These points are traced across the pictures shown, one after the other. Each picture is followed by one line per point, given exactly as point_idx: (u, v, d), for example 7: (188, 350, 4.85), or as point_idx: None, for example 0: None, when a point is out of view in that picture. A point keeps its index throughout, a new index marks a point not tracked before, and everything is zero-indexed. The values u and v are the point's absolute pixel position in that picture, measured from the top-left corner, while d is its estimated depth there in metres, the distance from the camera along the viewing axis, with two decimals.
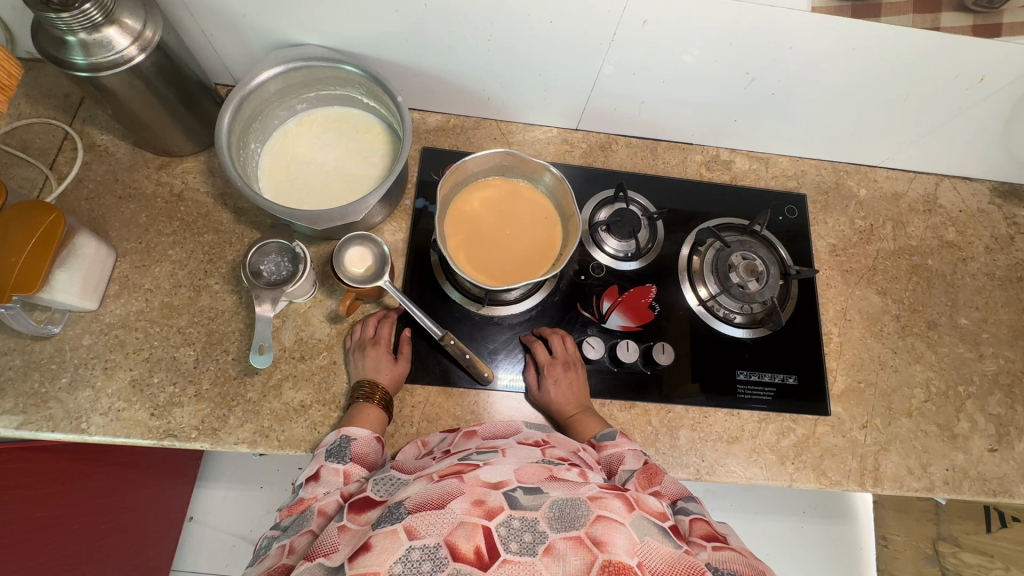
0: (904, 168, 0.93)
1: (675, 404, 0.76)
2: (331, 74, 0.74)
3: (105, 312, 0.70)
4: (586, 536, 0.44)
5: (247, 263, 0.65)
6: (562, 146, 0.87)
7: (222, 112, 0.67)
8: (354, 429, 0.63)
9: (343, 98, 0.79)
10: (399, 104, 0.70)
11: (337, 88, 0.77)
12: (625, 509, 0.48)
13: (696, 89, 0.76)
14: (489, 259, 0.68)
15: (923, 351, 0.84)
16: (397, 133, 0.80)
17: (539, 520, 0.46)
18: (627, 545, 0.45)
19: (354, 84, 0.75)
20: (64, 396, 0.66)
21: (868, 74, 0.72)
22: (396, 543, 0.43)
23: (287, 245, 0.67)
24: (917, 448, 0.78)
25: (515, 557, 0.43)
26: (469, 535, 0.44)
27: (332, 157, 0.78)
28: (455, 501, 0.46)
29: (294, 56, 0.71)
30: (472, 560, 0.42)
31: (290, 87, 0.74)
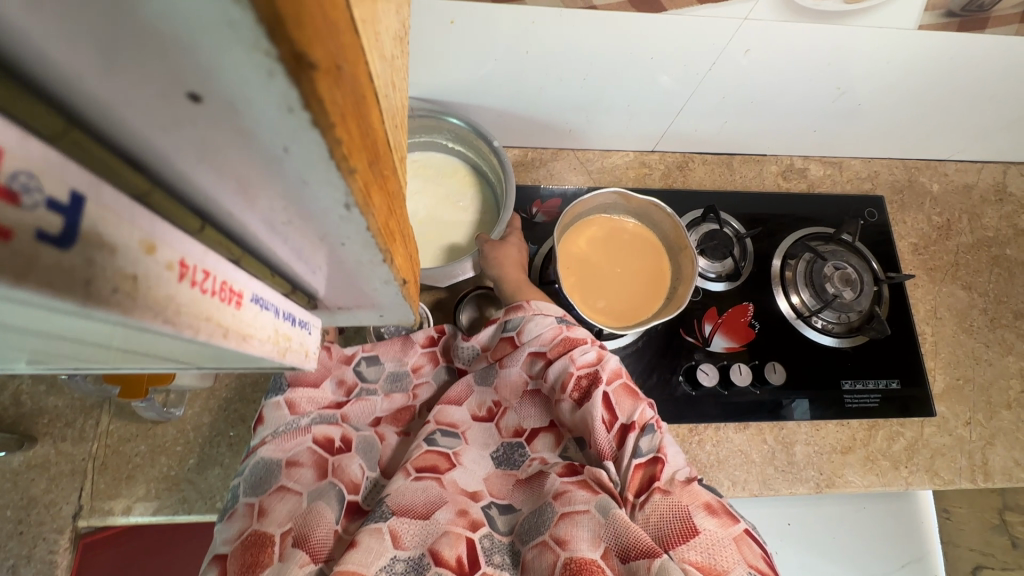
0: (973, 159, 0.93)
1: (787, 421, 0.77)
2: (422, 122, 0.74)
3: (220, 386, 0.69)
4: (550, 539, 0.52)
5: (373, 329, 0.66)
6: (640, 169, 0.86)
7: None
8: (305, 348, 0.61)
9: (425, 144, 0.79)
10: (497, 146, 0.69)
11: (421, 135, 0.77)
12: (589, 497, 0.54)
13: (782, 104, 0.76)
14: (602, 299, 0.69)
15: (1013, 341, 0.85)
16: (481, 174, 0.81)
17: (512, 541, 0.55)
18: (590, 538, 0.50)
19: (445, 129, 0.75)
20: (195, 477, 0.66)
21: (961, 78, 0.72)
22: (384, 548, 0.50)
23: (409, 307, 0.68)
24: (1021, 440, 0.80)
25: (493, 569, 0.53)
26: (452, 544, 0.52)
27: (424, 206, 0.78)
28: (439, 511, 0.54)
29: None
30: (454, 567, 0.51)
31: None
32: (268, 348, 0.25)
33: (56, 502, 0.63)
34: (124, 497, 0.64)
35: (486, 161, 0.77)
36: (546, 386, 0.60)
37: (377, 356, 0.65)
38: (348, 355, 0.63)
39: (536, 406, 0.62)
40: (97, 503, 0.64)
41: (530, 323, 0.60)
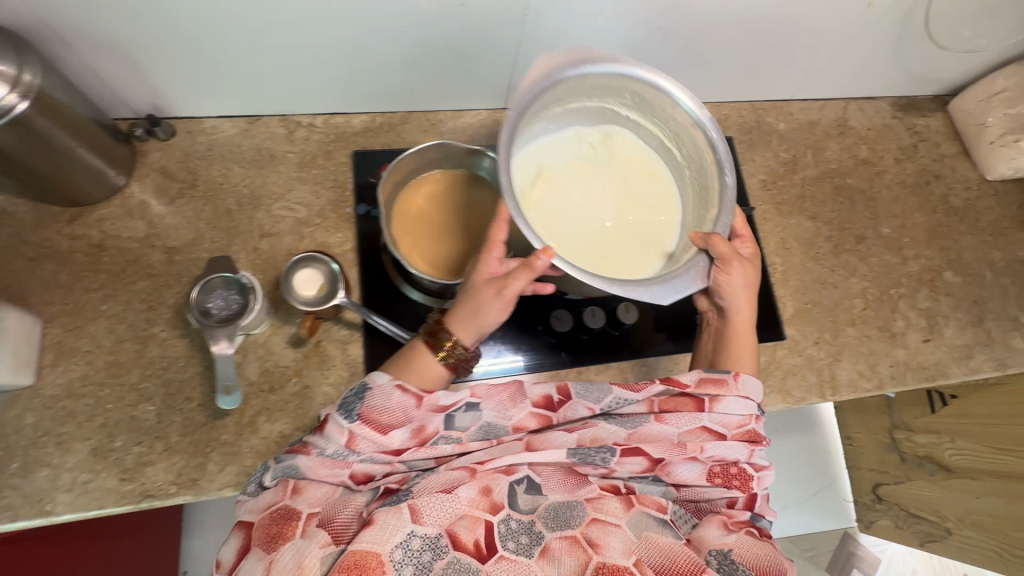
0: (815, 97, 0.98)
1: (646, 358, 0.79)
2: (614, 87, 0.68)
3: (44, 384, 0.65)
4: (581, 537, 0.57)
5: (193, 303, 0.61)
6: (494, 127, 0.86)
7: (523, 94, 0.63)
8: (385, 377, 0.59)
9: (602, 112, 0.73)
10: (720, 145, 0.66)
11: (604, 103, 0.71)
12: (622, 510, 0.60)
13: (613, 48, 0.77)
14: (442, 256, 0.68)
15: (856, 264, 0.91)
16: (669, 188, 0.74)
17: (535, 522, 0.58)
18: (622, 547, 0.57)
19: (641, 104, 0.70)
20: (20, 481, 0.62)
21: (773, 11, 0.75)
22: (401, 523, 0.53)
23: (232, 277, 0.64)
24: (865, 353, 0.86)
25: (510, 554, 0.55)
26: (469, 529, 0.55)
27: (602, 194, 0.73)
28: (462, 489, 0.56)
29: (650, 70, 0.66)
30: (472, 550, 0.54)
31: (575, 90, 0.68)
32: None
33: None
34: None
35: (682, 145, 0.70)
36: (705, 454, 0.63)
37: (478, 401, 0.62)
38: (438, 406, 0.60)
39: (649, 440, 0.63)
40: None
41: (730, 403, 0.64)
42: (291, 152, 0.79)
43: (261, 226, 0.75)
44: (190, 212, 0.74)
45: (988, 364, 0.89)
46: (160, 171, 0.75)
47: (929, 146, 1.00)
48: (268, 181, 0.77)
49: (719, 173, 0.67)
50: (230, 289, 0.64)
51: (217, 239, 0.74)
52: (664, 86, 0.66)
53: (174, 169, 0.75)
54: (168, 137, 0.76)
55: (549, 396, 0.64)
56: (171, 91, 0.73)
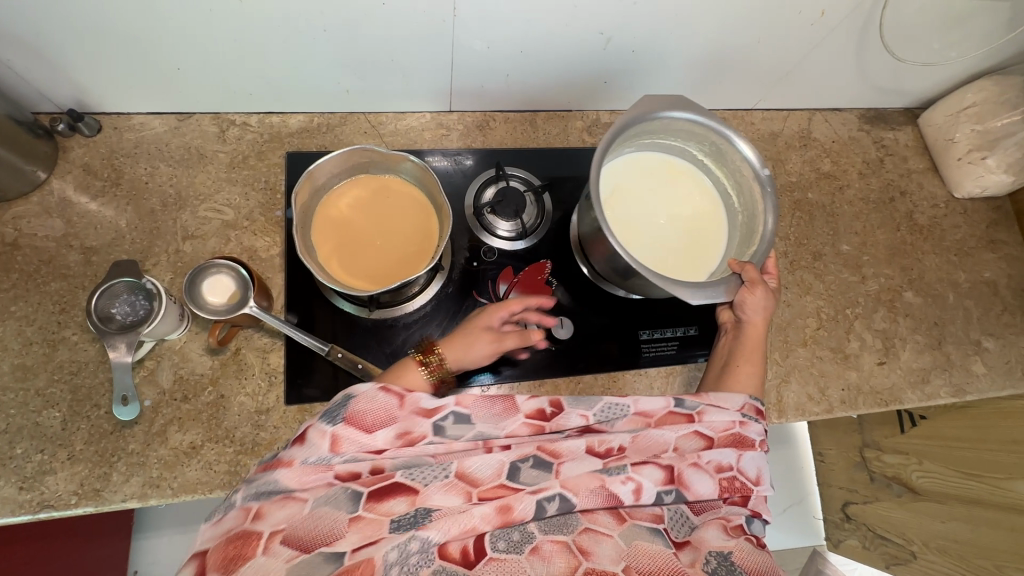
0: (777, 108, 0.95)
1: (583, 374, 0.77)
2: (696, 134, 0.70)
3: None
4: (574, 545, 0.55)
5: (91, 308, 0.59)
6: (438, 130, 0.84)
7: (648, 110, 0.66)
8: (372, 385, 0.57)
9: (670, 147, 0.75)
10: (770, 194, 0.67)
11: (674, 140, 0.73)
12: (615, 522, 0.58)
13: (556, 53, 0.74)
14: (364, 266, 0.66)
15: (812, 281, 0.88)
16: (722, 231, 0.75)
17: (529, 522, 0.55)
18: (611, 555, 0.55)
19: (716, 152, 0.71)
20: None
21: (722, 19, 0.72)
22: (401, 538, 0.51)
23: (137, 283, 0.62)
24: (815, 374, 0.83)
25: (501, 555, 0.53)
26: (459, 537, 0.53)
27: (670, 214, 0.75)
28: (478, 509, 0.54)
29: (708, 112, 0.67)
30: (459, 560, 0.52)
31: (662, 128, 0.70)
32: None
33: None
34: None
35: (744, 199, 0.71)
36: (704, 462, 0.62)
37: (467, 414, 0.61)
38: (423, 411, 0.58)
39: (648, 447, 0.63)
40: None
41: (711, 411, 0.64)
42: (221, 152, 0.77)
43: (185, 227, 0.73)
44: (111, 211, 0.72)
45: (945, 390, 0.85)
46: (83, 169, 0.73)
47: (896, 160, 0.97)
48: (196, 181, 0.75)
49: (762, 214, 0.68)
50: (134, 294, 0.62)
51: (137, 240, 0.71)
52: (739, 142, 0.67)
53: (98, 166, 0.73)
54: (93, 133, 0.74)
55: (541, 409, 0.63)
56: (92, 87, 0.70)
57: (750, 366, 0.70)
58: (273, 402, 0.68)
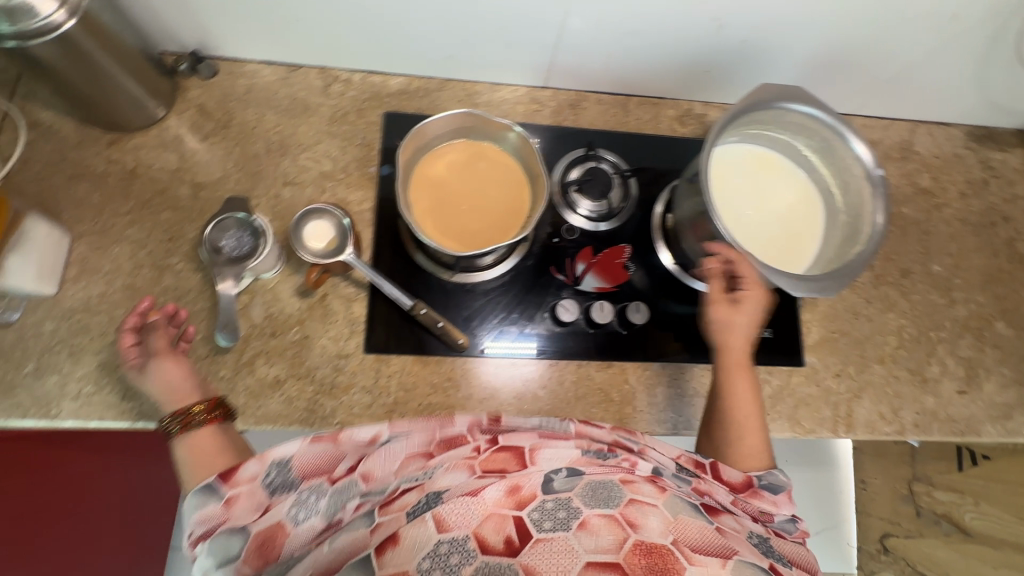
0: (881, 115, 0.91)
1: (651, 362, 0.76)
2: (808, 128, 0.68)
3: (65, 296, 0.68)
4: (619, 516, 0.49)
5: (206, 240, 0.64)
6: (530, 105, 0.84)
7: (771, 95, 0.65)
8: (247, 466, 0.58)
9: (776, 141, 0.73)
10: (881, 195, 0.65)
11: (783, 134, 0.72)
12: (657, 491, 0.53)
13: (665, 36, 0.73)
14: (458, 227, 0.67)
15: (896, 299, 0.84)
16: (821, 232, 0.72)
17: (572, 498, 0.51)
18: (660, 526, 0.49)
19: (826, 149, 0.69)
20: (32, 383, 0.66)
21: (846, 14, 0.69)
22: (427, 535, 0.48)
23: (246, 220, 0.67)
24: (889, 394, 0.80)
25: (548, 534, 0.48)
26: (497, 527, 0.48)
27: (768, 206, 0.73)
28: (487, 492, 0.51)
29: (827, 107, 0.65)
30: (502, 550, 0.47)
31: (774, 119, 0.69)
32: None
33: None
34: None
35: (852, 202, 0.69)
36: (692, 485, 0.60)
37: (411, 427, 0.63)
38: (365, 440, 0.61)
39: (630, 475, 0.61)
40: None
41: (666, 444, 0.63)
42: (324, 105, 0.79)
43: (286, 173, 0.76)
44: (221, 151, 0.76)
45: None
46: (198, 109, 0.77)
47: (1002, 183, 0.92)
48: (298, 131, 0.78)
49: (871, 213, 0.65)
50: (242, 231, 0.66)
51: (242, 180, 0.75)
52: (855, 140, 0.66)
53: (211, 108, 0.77)
54: (210, 76, 0.77)
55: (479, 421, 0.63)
56: (216, 32, 0.73)
57: (746, 377, 0.68)
58: (352, 348, 0.71)
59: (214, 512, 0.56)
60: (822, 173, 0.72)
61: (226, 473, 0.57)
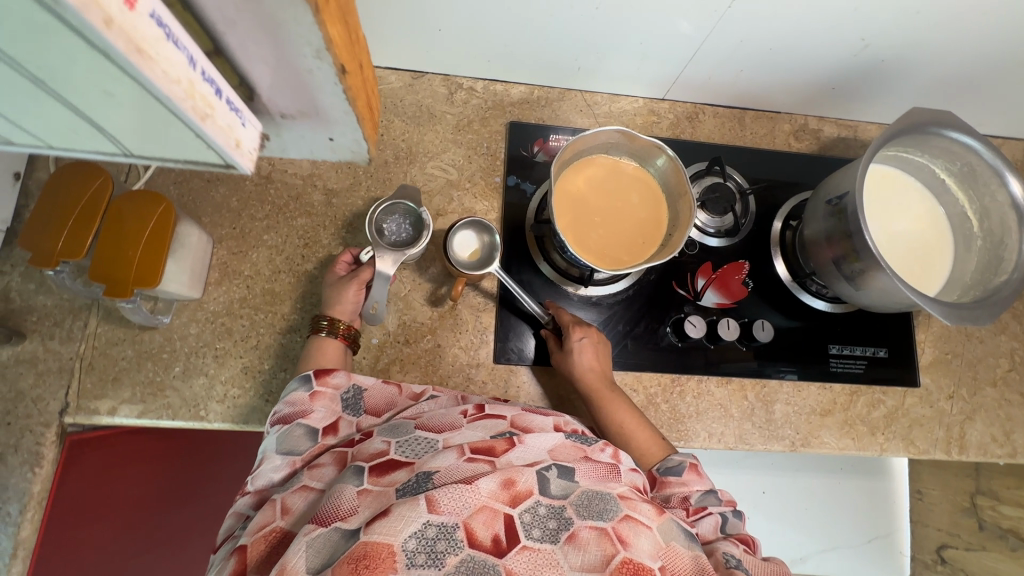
0: (994, 134, 0.90)
1: (769, 378, 0.77)
2: (951, 153, 0.68)
3: (208, 300, 0.70)
4: (610, 530, 0.49)
5: (373, 220, 0.68)
6: (649, 117, 0.84)
7: (925, 119, 0.64)
8: (339, 374, 0.63)
9: (910, 163, 0.73)
10: None
11: (920, 156, 0.72)
12: (654, 513, 0.52)
13: (803, 54, 0.73)
14: (598, 241, 0.68)
15: (1008, 321, 0.84)
16: (954, 257, 0.72)
17: (566, 508, 0.50)
18: (650, 549, 0.49)
19: (967, 174, 0.69)
20: (180, 385, 0.67)
21: (997, 40, 0.68)
22: (414, 515, 0.47)
23: (412, 209, 0.70)
24: (1001, 417, 0.80)
25: (535, 544, 0.48)
26: (487, 523, 0.48)
27: (900, 227, 0.73)
28: (482, 482, 0.50)
29: (978, 133, 0.65)
30: (489, 547, 0.47)
31: (917, 143, 0.69)
32: (174, 90, 0.28)
33: (43, 398, 0.65)
34: (110, 398, 0.66)
35: (993, 229, 0.68)
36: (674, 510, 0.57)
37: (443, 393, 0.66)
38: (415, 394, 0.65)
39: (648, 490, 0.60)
40: (84, 401, 0.65)
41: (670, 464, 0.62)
42: (449, 113, 0.80)
43: (414, 182, 0.77)
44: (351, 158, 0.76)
45: None
46: None
47: None
48: (425, 138, 0.78)
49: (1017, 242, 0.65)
50: (406, 219, 0.70)
51: (372, 188, 0.76)
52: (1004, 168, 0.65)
53: None
54: None
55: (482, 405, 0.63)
56: None
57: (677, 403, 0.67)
58: (482, 358, 0.73)
59: (301, 399, 0.60)
60: (957, 199, 0.72)
61: (322, 371, 0.62)
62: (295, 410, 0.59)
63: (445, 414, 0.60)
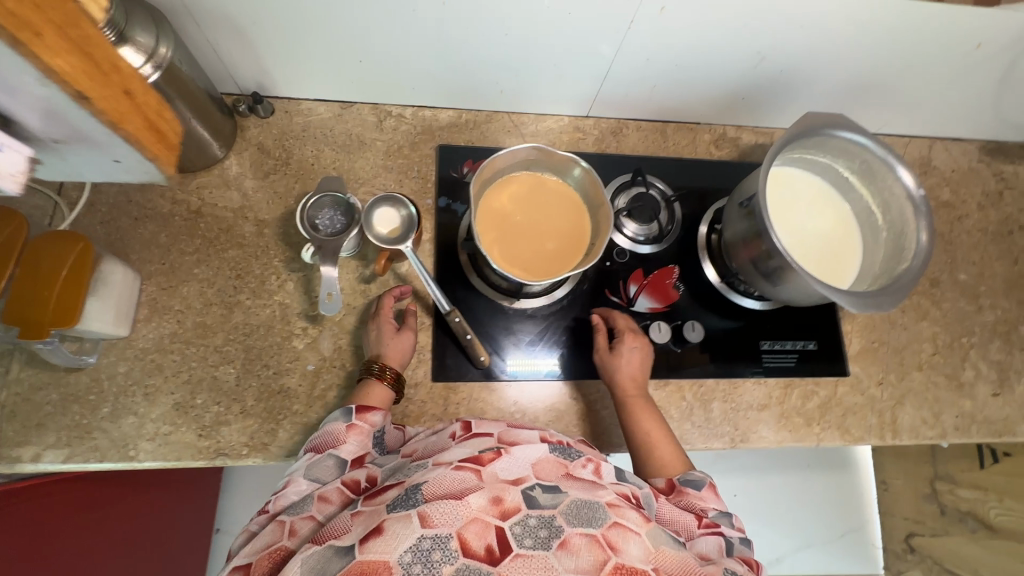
0: (900, 134, 0.96)
1: (704, 378, 0.79)
2: (849, 152, 0.73)
3: (137, 337, 0.69)
4: (601, 536, 0.47)
5: (304, 216, 0.67)
6: (574, 134, 0.87)
7: (819, 122, 0.69)
8: (378, 412, 0.64)
9: (815, 164, 0.78)
10: (924, 214, 0.69)
11: (822, 156, 0.76)
12: (641, 520, 0.51)
13: (707, 68, 0.78)
14: (523, 254, 0.70)
15: (928, 307, 0.88)
16: (863, 251, 0.76)
17: (556, 517, 0.48)
18: (641, 554, 0.48)
19: (866, 171, 0.74)
20: (108, 426, 0.66)
21: (877, 46, 0.74)
22: (410, 530, 0.45)
23: (342, 199, 0.69)
24: (929, 399, 0.84)
25: (527, 551, 0.46)
26: (480, 533, 0.46)
27: (812, 224, 0.77)
28: (473, 496, 0.49)
29: (867, 132, 0.69)
30: (483, 556, 0.45)
31: (818, 144, 0.73)
32: None
33: None
34: (33, 445, 0.64)
35: (894, 222, 0.73)
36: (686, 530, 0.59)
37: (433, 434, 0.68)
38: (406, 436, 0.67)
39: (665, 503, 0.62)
40: (5, 450, 0.63)
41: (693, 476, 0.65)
42: (379, 140, 0.82)
43: None
44: (282, 188, 0.77)
45: None
46: (258, 147, 0.79)
47: (1016, 195, 0.97)
48: (356, 165, 0.80)
49: (915, 231, 0.69)
50: (337, 209, 0.68)
51: None
52: (897, 164, 0.70)
53: (271, 146, 0.79)
54: (267, 115, 0.79)
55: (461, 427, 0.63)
56: (278, 74, 0.76)
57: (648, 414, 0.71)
58: (421, 377, 0.73)
59: (338, 430, 0.61)
60: (861, 195, 0.76)
61: (364, 406, 0.63)
62: (329, 440, 0.61)
63: (437, 442, 0.61)
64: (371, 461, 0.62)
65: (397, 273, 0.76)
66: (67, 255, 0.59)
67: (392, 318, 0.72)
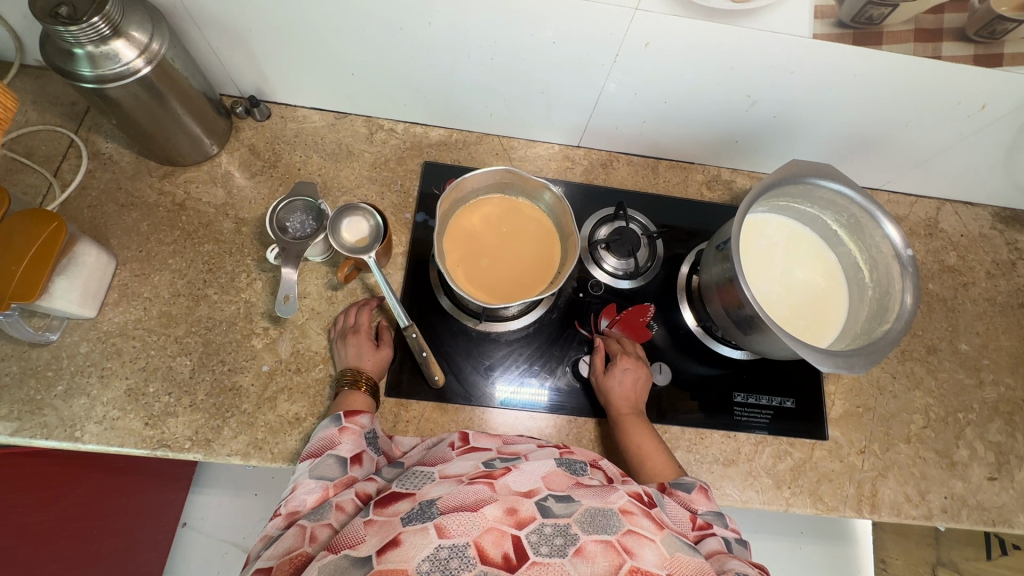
0: (905, 192, 0.93)
1: (670, 424, 0.75)
2: (837, 204, 0.70)
3: (103, 320, 0.70)
4: (616, 542, 0.45)
5: (274, 217, 0.68)
6: (563, 162, 0.87)
7: (803, 170, 0.67)
8: (365, 416, 0.64)
9: (803, 214, 0.75)
10: (911, 275, 0.65)
11: (810, 207, 0.74)
12: (655, 526, 0.48)
13: (695, 108, 0.77)
14: (488, 276, 0.68)
15: (922, 376, 0.83)
16: (847, 308, 0.72)
17: (570, 525, 0.46)
18: (658, 560, 0.45)
19: (854, 225, 0.71)
20: (59, 404, 0.66)
21: (875, 101, 0.72)
22: (426, 541, 0.43)
23: (313, 204, 0.70)
24: (916, 475, 0.78)
25: (544, 559, 0.43)
26: (496, 541, 0.44)
27: (795, 275, 0.73)
28: (488, 506, 0.46)
29: (855, 184, 0.67)
30: (500, 564, 0.42)
31: (804, 193, 0.71)
32: None
33: None
34: None
35: (880, 281, 0.69)
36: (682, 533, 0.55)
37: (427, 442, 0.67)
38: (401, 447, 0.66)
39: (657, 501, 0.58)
40: None
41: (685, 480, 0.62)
42: (367, 152, 0.83)
43: None
44: (266, 189, 0.79)
45: None
46: (249, 148, 0.81)
47: None
48: (341, 174, 0.81)
49: (900, 292, 0.65)
50: (309, 214, 0.69)
51: None
52: (884, 221, 0.67)
53: (261, 148, 0.81)
54: (263, 119, 0.82)
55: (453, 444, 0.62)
56: (275, 80, 0.78)
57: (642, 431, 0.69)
58: None
59: (332, 433, 0.61)
60: (849, 249, 0.73)
61: (350, 410, 0.63)
62: (325, 443, 0.60)
63: (438, 454, 0.60)
64: (369, 459, 0.60)
65: (365, 283, 0.76)
66: (38, 231, 0.61)
67: (370, 334, 0.72)
